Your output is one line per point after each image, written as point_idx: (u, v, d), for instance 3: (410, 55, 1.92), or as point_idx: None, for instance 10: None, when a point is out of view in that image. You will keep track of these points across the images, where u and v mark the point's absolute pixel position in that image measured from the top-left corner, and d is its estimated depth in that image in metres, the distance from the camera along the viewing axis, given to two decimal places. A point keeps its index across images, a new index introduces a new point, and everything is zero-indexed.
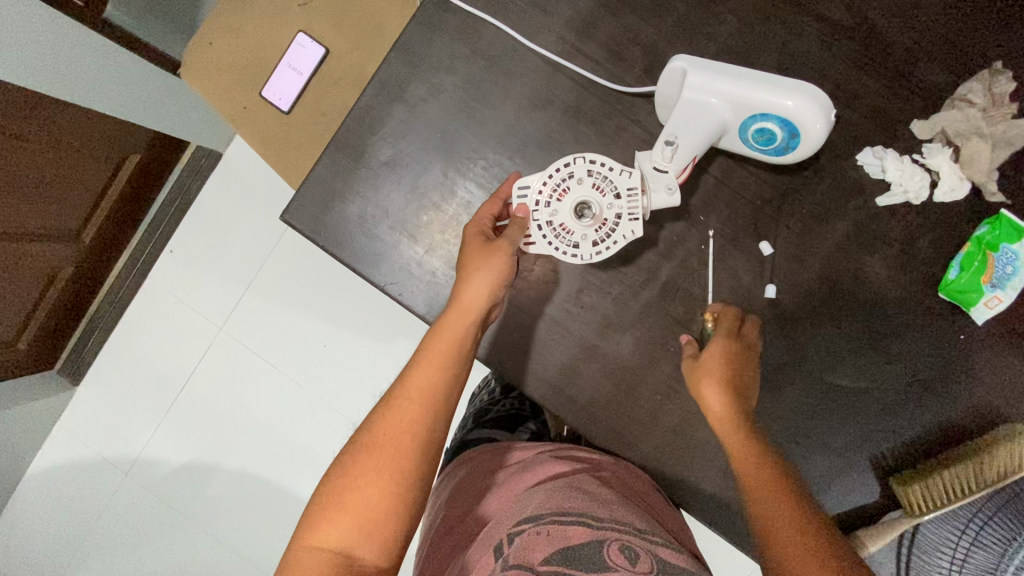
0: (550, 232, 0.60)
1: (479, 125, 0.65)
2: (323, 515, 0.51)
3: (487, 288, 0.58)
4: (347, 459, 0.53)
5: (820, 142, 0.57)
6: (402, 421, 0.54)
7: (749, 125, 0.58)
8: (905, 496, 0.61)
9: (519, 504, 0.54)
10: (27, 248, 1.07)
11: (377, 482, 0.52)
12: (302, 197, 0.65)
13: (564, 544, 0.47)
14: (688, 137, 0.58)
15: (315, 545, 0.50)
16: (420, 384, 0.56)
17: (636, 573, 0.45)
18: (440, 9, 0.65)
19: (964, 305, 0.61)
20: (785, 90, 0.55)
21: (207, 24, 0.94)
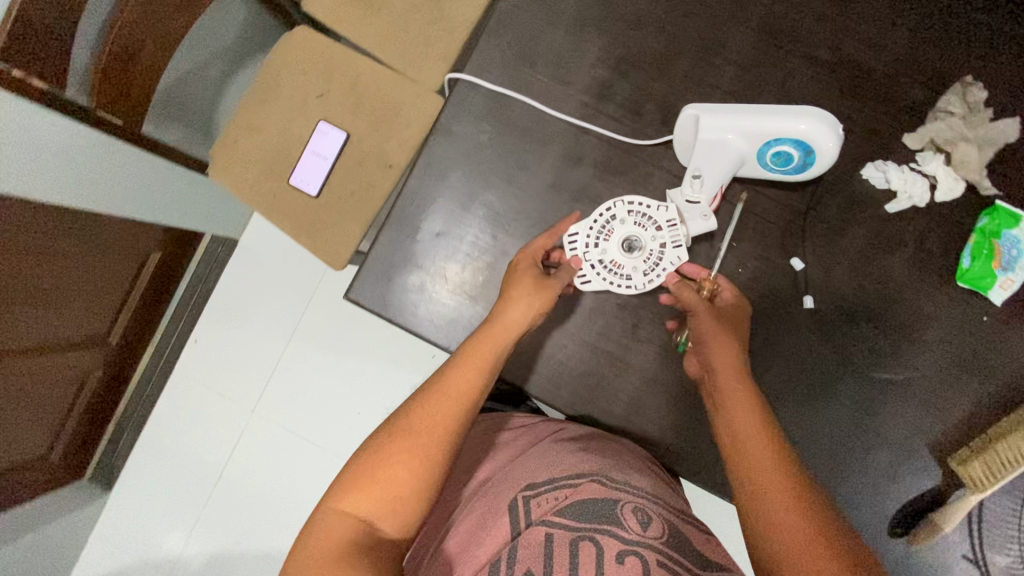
0: (603, 269, 0.67)
1: (519, 189, 0.71)
2: (350, 484, 0.55)
3: (528, 312, 0.63)
4: (381, 438, 0.57)
5: (835, 154, 0.62)
6: (438, 419, 0.58)
7: (765, 151, 0.64)
8: (966, 473, 0.66)
9: (538, 471, 0.60)
10: (58, 356, 1.09)
11: (406, 464, 0.55)
12: (364, 275, 0.70)
13: (579, 500, 0.54)
14: (710, 170, 0.65)
15: (341, 511, 0.54)
16: (456, 384, 0.60)
17: (647, 534, 0.52)
18: (470, 91, 0.71)
19: (981, 290, 0.68)
20: (791, 116, 0.61)
21: (231, 124, 1.00)
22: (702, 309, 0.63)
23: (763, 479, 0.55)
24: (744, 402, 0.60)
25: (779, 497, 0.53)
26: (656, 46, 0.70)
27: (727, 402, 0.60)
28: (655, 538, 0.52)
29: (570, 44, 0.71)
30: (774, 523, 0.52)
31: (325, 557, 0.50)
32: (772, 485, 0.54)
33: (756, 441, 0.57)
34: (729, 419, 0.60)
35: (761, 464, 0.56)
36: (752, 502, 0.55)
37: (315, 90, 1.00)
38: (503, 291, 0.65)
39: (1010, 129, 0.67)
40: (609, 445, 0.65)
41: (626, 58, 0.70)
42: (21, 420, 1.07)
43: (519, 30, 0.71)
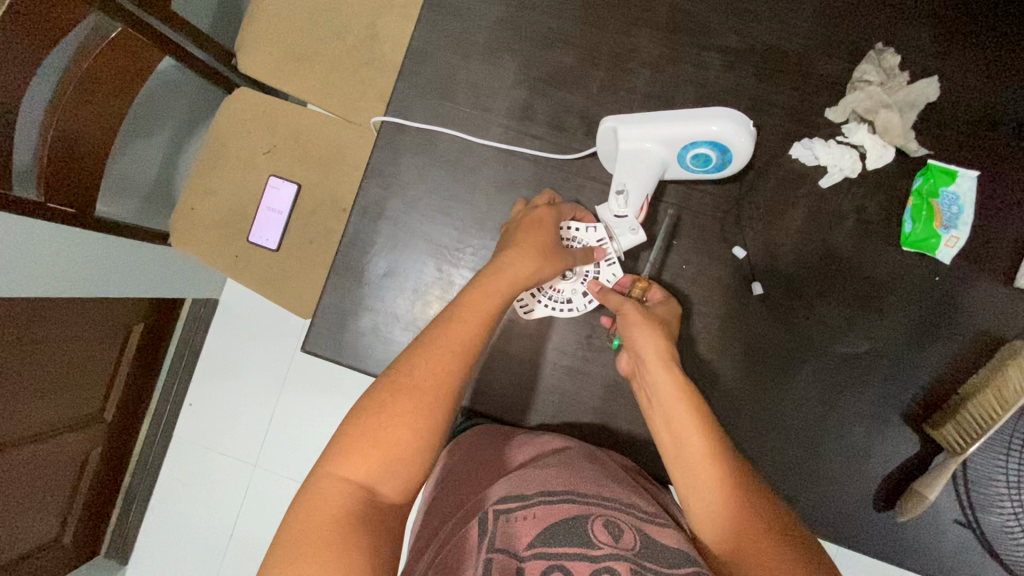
0: (543, 297, 0.69)
1: (457, 219, 0.72)
2: (346, 446, 0.49)
3: (537, 268, 0.59)
4: (379, 397, 0.51)
5: (749, 152, 0.64)
6: (439, 374, 0.52)
7: (686, 155, 0.65)
8: (942, 438, 0.65)
9: (504, 485, 0.55)
10: (53, 442, 1.09)
11: (410, 423, 0.50)
12: (317, 326, 0.70)
13: (553, 521, 0.49)
14: (637, 182, 0.65)
15: (339, 478, 0.47)
16: (459, 338, 0.54)
17: (619, 548, 0.48)
18: (397, 131, 0.72)
19: (928, 251, 0.67)
20: (704, 121, 0.62)
21: (186, 192, 1.03)
22: (626, 306, 0.63)
23: (704, 472, 0.54)
24: (680, 402, 0.57)
25: (718, 488, 0.53)
26: (569, 61, 0.71)
27: (665, 395, 0.57)
28: (629, 551, 0.48)
29: (487, 72, 0.72)
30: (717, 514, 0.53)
31: (326, 530, 0.44)
32: (709, 478, 0.54)
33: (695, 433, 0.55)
34: (666, 411, 0.57)
35: (696, 457, 0.55)
36: (693, 492, 0.55)
37: (262, 147, 1.02)
38: (515, 242, 0.60)
39: (929, 89, 0.67)
40: (577, 453, 0.61)
41: (542, 77, 0.71)
42: (21, 509, 1.07)
43: (435, 65, 0.72)
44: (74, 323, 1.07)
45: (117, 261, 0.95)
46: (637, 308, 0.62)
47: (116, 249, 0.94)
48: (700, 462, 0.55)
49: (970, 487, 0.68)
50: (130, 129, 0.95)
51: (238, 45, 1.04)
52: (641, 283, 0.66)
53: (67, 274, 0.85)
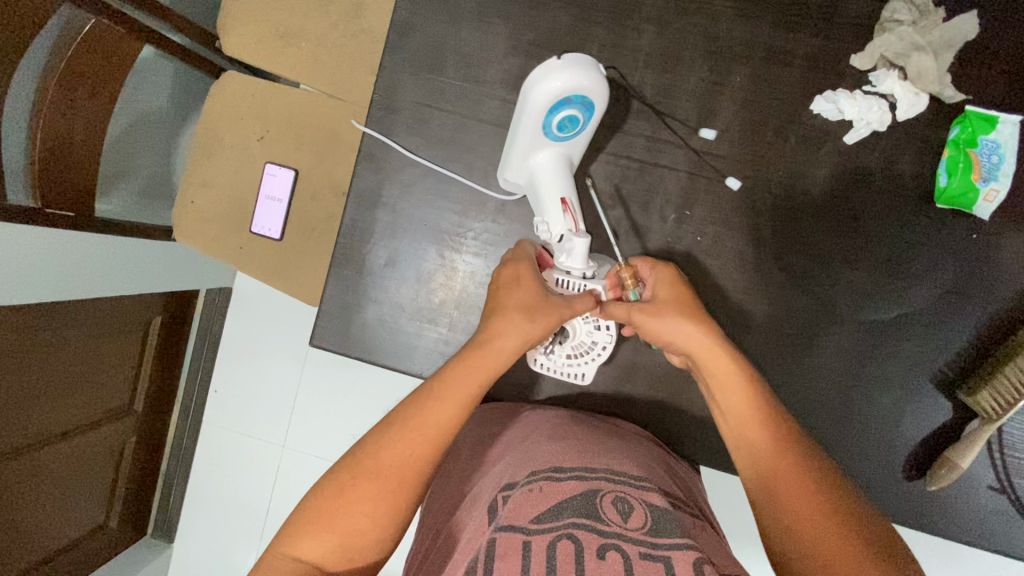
0: (579, 357, 0.64)
1: (458, 202, 0.69)
2: (301, 523, 0.46)
3: (528, 336, 0.53)
4: (341, 477, 0.48)
5: (586, 75, 0.56)
6: (408, 459, 0.48)
7: (556, 134, 0.60)
8: (978, 405, 0.62)
9: (512, 468, 0.54)
10: (86, 437, 1.12)
11: (366, 509, 0.46)
12: (322, 320, 0.69)
13: (559, 497, 0.47)
14: (538, 193, 0.63)
15: (293, 558, 0.45)
16: (433, 419, 0.49)
17: (629, 528, 0.45)
18: (387, 110, 0.68)
19: (966, 208, 0.62)
20: (530, 104, 0.58)
21: (184, 185, 1.02)
22: (636, 311, 0.56)
23: (779, 471, 0.47)
24: (738, 397, 0.51)
25: (793, 486, 0.46)
26: (565, 22, 0.66)
27: (722, 387, 0.52)
28: (639, 530, 0.45)
29: (477, 40, 0.67)
30: (790, 517, 0.45)
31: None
32: (783, 479, 0.46)
33: (763, 427, 0.49)
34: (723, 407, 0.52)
35: (765, 454, 0.48)
36: (763, 490, 0.47)
37: (256, 133, 0.99)
38: (498, 308, 0.55)
39: (967, 26, 0.61)
40: (586, 429, 0.59)
41: (537, 41, 0.66)
42: (65, 497, 1.11)
43: (423, 36, 0.68)
44: (87, 321, 1.05)
45: (104, 264, 0.87)
46: (645, 312, 0.55)
47: (103, 251, 0.87)
48: (768, 455, 0.48)
49: (1005, 452, 0.65)
50: (120, 122, 0.91)
51: (220, 26, 0.99)
52: (627, 269, 0.60)
53: (61, 279, 0.80)
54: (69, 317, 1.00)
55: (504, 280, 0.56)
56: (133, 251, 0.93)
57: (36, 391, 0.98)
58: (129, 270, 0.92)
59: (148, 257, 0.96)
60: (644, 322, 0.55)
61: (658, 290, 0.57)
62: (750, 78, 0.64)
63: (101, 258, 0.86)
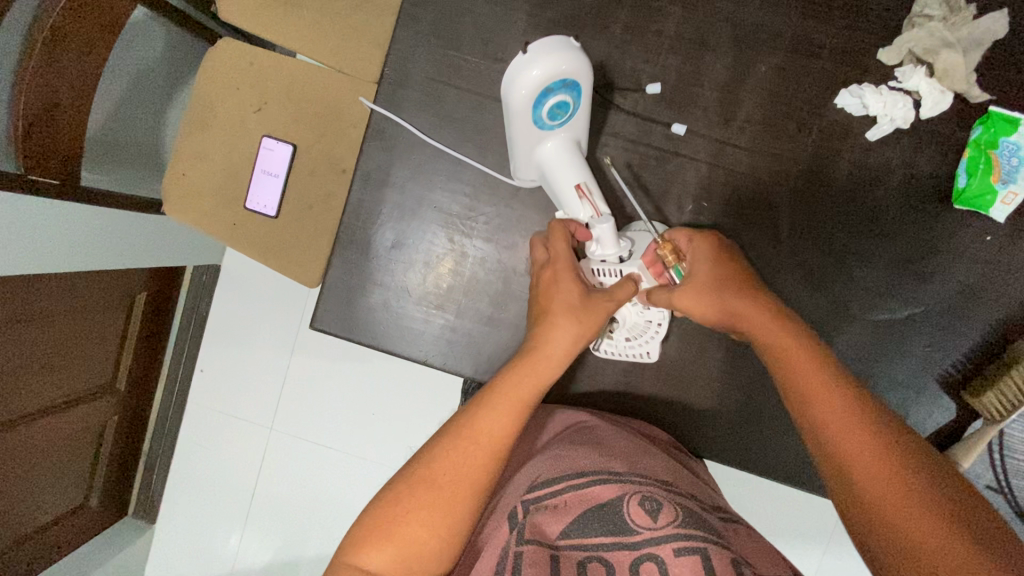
0: (639, 339, 0.64)
1: (470, 185, 0.66)
2: (363, 535, 0.48)
3: (580, 338, 0.54)
4: (398, 488, 0.49)
5: (553, 60, 0.54)
6: (464, 466, 0.49)
7: (551, 124, 0.58)
8: (985, 405, 0.63)
9: (537, 470, 0.54)
10: (67, 414, 1.08)
11: (428, 521, 0.47)
12: (325, 303, 0.66)
13: (584, 509, 0.50)
14: (556, 188, 0.61)
15: (356, 569, 0.46)
16: (491, 427, 0.50)
17: (660, 524, 0.47)
18: (396, 85, 0.65)
19: (982, 209, 0.62)
20: (511, 108, 0.57)
21: (175, 156, 0.96)
22: (679, 297, 0.56)
23: (858, 456, 0.45)
24: (807, 371, 0.49)
25: (865, 454, 0.45)
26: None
27: (791, 366, 0.50)
28: (671, 525, 0.46)
29: (495, 15, 0.64)
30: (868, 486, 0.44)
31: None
32: (865, 459, 0.44)
33: (843, 410, 0.47)
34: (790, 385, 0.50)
35: (850, 440, 0.45)
36: (840, 472, 0.45)
37: (252, 105, 0.95)
38: (547, 312, 0.55)
39: (996, 25, 0.59)
40: (610, 426, 0.60)
41: (557, 19, 0.63)
42: (46, 475, 1.08)
43: (437, 8, 0.64)
44: (70, 294, 1.01)
45: (94, 239, 0.85)
46: (685, 295, 0.56)
47: (96, 226, 0.85)
48: (850, 434, 0.46)
49: (1005, 452, 0.66)
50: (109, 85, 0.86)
51: None
52: (664, 245, 0.58)
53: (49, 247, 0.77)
54: (54, 290, 0.96)
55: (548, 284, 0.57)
56: (124, 223, 0.90)
57: (15, 366, 0.94)
58: (116, 248, 0.90)
59: (138, 230, 0.93)
60: (689, 306, 0.56)
61: (698, 269, 0.57)
62: (774, 68, 0.63)
63: (91, 232, 0.84)
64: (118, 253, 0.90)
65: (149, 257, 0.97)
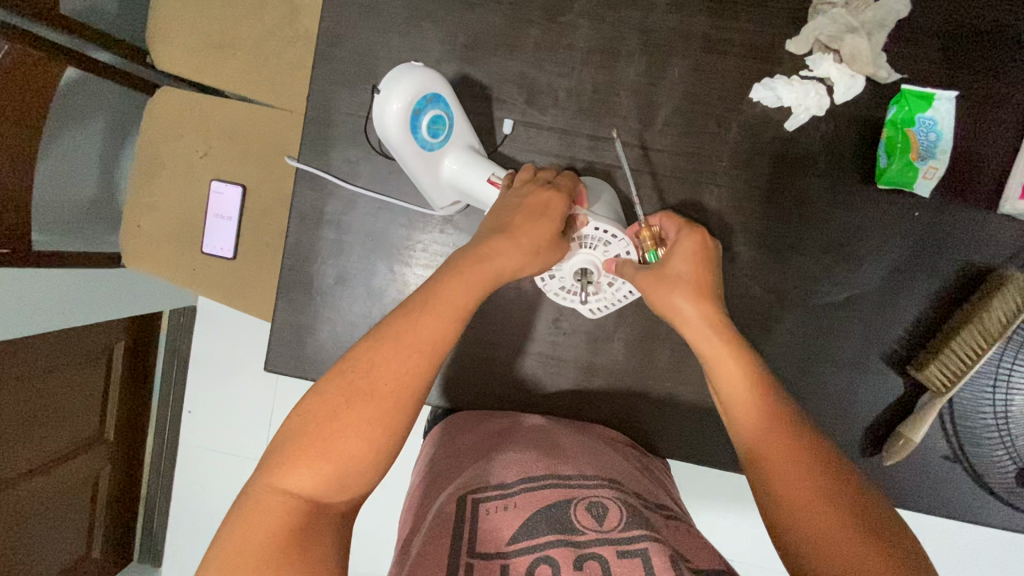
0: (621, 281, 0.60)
1: (404, 214, 0.67)
2: (287, 451, 0.42)
3: (522, 252, 0.51)
4: (329, 400, 0.43)
5: (397, 95, 0.58)
6: (398, 372, 0.44)
7: (438, 142, 0.61)
8: (926, 378, 0.63)
9: (485, 469, 0.54)
10: (56, 473, 1.09)
11: (363, 433, 0.43)
12: (275, 344, 0.68)
13: (533, 512, 0.48)
14: (478, 194, 0.61)
15: (283, 491, 0.42)
16: (429, 332, 0.46)
17: (606, 529, 0.46)
18: (322, 124, 0.66)
19: (906, 186, 0.62)
20: (399, 154, 0.60)
21: (129, 208, 0.97)
22: (648, 277, 0.53)
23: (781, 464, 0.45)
24: (734, 379, 0.50)
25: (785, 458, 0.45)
26: (497, 20, 0.64)
27: (717, 375, 0.51)
28: (615, 527, 0.46)
29: (409, 45, 0.65)
30: (786, 492, 0.44)
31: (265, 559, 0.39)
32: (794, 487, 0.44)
33: (772, 426, 0.46)
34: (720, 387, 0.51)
35: (773, 457, 0.45)
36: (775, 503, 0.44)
37: (198, 150, 0.96)
38: (508, 228, 0.52)
39: (898, 4, 0.60)
40: (557, 429, 0.61)
41: (470, 43, 0.64)
42: (42, 534, 1.09)
43: (353, 45, 0.65)
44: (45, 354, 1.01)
45: (67, 298, 0.88)
46: (653, 280, 0.53)
47: (69, 286, 0.88)
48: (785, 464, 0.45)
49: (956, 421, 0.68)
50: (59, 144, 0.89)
51: (150, 37, 0.94)
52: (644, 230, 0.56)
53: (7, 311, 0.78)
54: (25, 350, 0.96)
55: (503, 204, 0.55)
56: (78, 280, 0.89)
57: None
58: (82, 299, 0.91)
59: (94, 283, 0.92)
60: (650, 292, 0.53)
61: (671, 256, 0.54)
62: (688, 69, 0.63)
63: (44, 288, 0.83)
64: (73, 310, 0.90)
65: (105, 311, 0.96)
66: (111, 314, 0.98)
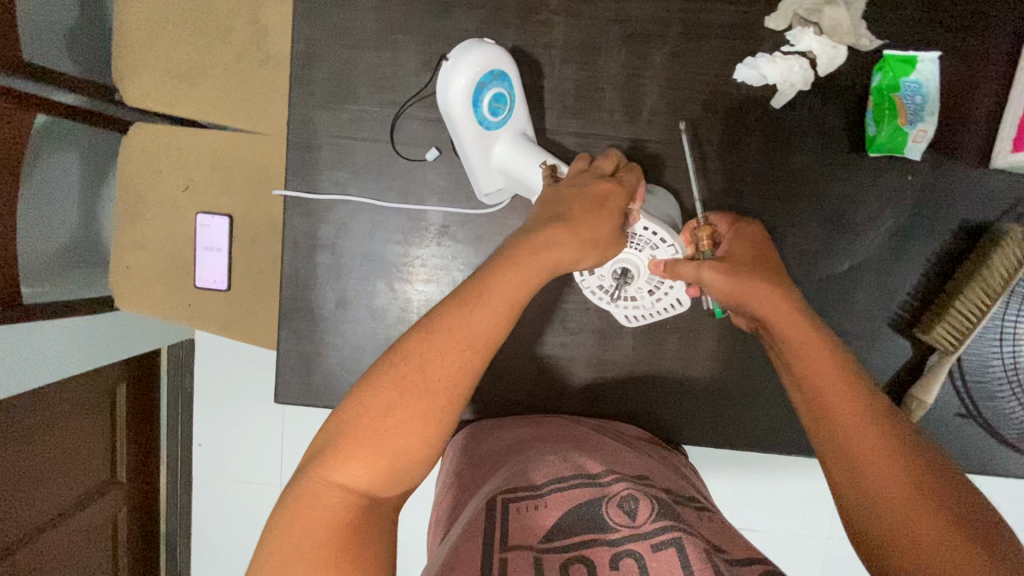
0: (660, 288, 0.57)
1: (398, 230, 0.66)
2: (338, 443, 0.41)
3: (574, 245, 0.46)
4: (379, 396, 0.41)
5: (466, 64, 0.56)
6: (449, 371, 0.42)
7: (494, 122, 0.59)
8: (933, 339, 0.63)
9: (515, 471, 0.53)
10: (71, 522, 1.08)
11: (415, 430, 0.41)
12: (284, 375, 0.67)
13: (565, 511, 0.47)
14: (525, 178, 0.59)
15: (336, 486, 0.40)
16: (480, 329, 0.43)
17: (639, 524, 0.45)
18: (305, 149, 0.65)
19: (897, 151, 0.62)
20: (456, 127, 0.59)
21: (117, 249, 0.96)
22: (710, 266, 0.50)
23: (862, 446, 0.44)
24: (823, 371, 0.47)
25: (870, 442, 0.44)
26: (472, 26, 0.63)
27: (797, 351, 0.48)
28: (648, 521, 0.45)
29: (385, 60, 0.64)
30: (867, 475, 0.44)
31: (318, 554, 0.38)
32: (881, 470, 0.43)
33: (855, 411, 0.45)
34: (806, 380, 0.47)
35: (860, 437, 0.44)
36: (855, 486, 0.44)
37: (181, 183, 0.94)
38: (564, 216, 0.47)
39: None
40: (578, 430, 0.60)
41: (446, 52, 0.63)
42: None
43: (328, 65, 0.64)
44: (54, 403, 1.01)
45: (86, 343, 0.88)
46: (719, 268, 0.50)
47: (70, 334, 0.85)
48: (871, 449, 0.44)
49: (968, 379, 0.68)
50: (37, 188, 0.85)
51: (118, 76, 0.92)
52: (704, 228, 0.54)
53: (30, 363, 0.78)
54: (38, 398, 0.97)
55: (559, 189, 0.51)
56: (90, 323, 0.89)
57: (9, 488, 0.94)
58: (100, 341, 0.92)
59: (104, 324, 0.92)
60: (714, 277, 0.50)
61: (730, 251, 0.53)
62: (669, 56, 0.63)
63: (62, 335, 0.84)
64: (92, 352, 0.90)
65: (123, 349, 0.96)
66: (133, 350, 0.98)
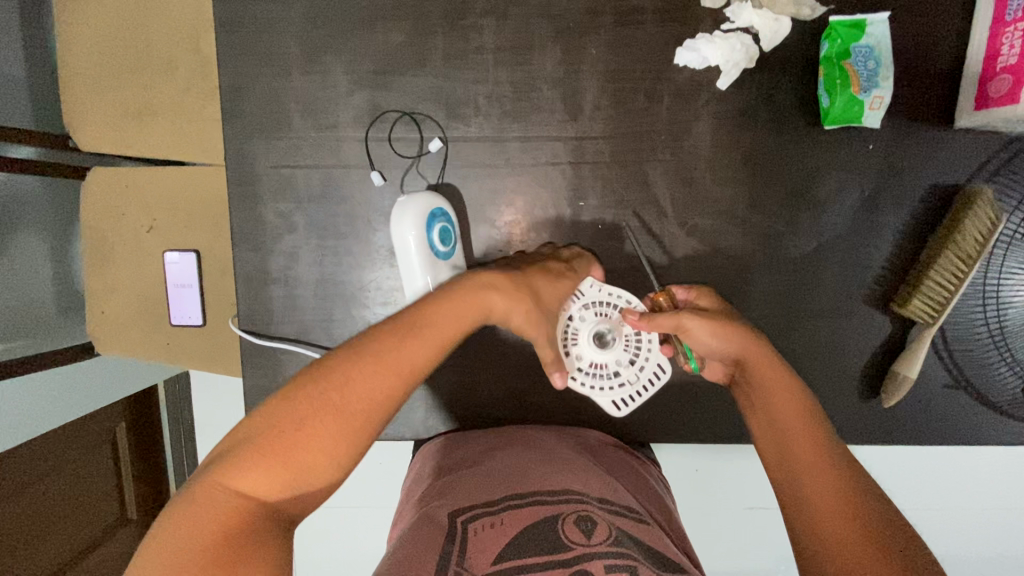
0: (639, 353, 0.62)
1: (348, 255, 0.65)
2: (242, 449, 0.37)
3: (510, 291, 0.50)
4: (293, 409, 0.38)
5: (419, 200, 0.58)
6: (368, 394, 0.39)
7: (444, 252, 0.59)
8: (912, 312, 0.60)
9: (476, 489, 0.51)
10: None
11: (324, 447, 0.37)
12: (251, 411, 0.66)
13: (521, 532, 0.45)
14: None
15: (229, 489, 0.36)
16: (408, 357, 0.42)
17: (594, 543, 0.43)
18: (246, 183, 0.63)
19: (854, 121, 0.59)
20: (407, 255, 0.58)
21: (91, 294, 0.93)
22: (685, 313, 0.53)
23: (808, 467, 0.43)
24: (789, 404, 0.47)
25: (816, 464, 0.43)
26: (399, 38, 0.61)
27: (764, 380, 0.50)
28: (604, 542, 0.44)
29: (315, 83, 0.62)
30: (807, 496, 0.42)
31: (195, 569, 0.32)
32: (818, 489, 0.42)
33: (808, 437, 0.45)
34: (769, 411, 0.48)
35: (806, 459, 0.44)
36: (798, 504, 0.43)
37: (143, 224, 0.92)
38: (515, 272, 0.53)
39: None
40: (542, 443, 0.59)
41: (376, 68, 0.61)
42: None
43: (259, 94, 0.62)
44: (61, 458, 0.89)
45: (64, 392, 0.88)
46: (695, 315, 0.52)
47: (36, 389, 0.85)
48: (816, 470, 0.43)
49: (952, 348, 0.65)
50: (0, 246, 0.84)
51: (68, 121, 0.90)
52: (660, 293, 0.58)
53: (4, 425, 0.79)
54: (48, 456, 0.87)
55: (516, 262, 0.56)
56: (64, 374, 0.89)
57: None
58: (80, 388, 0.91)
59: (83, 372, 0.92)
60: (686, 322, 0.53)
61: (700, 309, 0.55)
62: (605, 47, 0.60)
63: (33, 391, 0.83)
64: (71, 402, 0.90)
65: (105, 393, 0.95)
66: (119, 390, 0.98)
